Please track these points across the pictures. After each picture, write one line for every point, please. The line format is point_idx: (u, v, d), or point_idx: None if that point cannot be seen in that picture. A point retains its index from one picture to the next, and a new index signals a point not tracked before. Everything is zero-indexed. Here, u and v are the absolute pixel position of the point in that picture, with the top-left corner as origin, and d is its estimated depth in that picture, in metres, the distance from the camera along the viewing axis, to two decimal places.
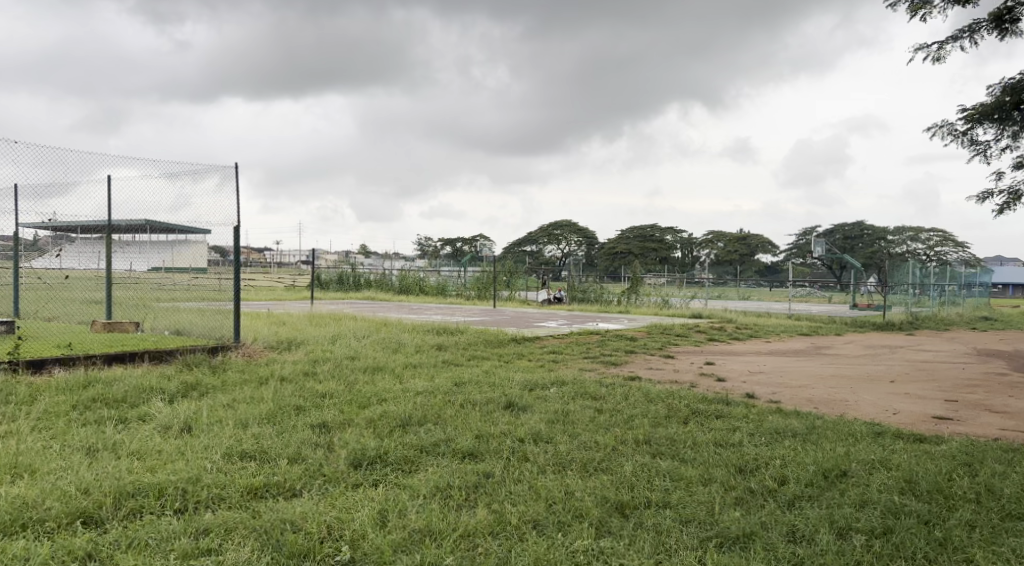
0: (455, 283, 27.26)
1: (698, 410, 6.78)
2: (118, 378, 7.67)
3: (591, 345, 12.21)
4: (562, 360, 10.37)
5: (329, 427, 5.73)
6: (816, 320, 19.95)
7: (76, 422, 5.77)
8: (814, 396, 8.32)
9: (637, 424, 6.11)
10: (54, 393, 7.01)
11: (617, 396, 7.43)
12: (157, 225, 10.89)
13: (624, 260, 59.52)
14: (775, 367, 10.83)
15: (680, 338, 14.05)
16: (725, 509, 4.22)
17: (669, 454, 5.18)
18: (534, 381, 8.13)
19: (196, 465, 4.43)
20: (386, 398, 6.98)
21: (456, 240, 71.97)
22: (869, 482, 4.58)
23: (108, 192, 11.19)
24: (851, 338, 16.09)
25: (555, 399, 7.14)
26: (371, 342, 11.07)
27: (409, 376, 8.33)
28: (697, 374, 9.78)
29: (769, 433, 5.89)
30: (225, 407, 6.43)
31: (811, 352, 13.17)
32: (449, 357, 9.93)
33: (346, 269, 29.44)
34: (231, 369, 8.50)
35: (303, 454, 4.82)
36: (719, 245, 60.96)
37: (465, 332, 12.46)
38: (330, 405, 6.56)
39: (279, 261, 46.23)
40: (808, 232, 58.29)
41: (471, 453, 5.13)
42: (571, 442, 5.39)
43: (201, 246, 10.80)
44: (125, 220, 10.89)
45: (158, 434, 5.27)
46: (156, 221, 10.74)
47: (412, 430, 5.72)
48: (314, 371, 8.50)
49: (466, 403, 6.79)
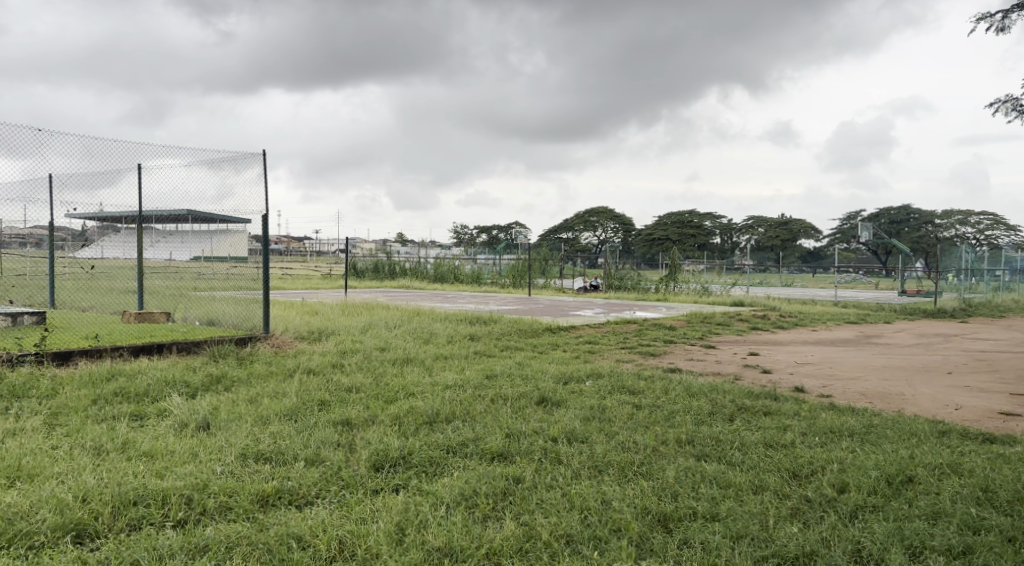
0: (490, 272, 26.98)
1: (743, 406, 6.37)
2: (142, 371, 7.46)
3: (628, 334, 11.82)
4: (599, 351, 9.98)
5: (352, 425, 5.43)
6: (864, 307, 19.24)
7: (92, 418, 5.56)
8: (868, 390, 7.83)
9: (679, 422, 5.72)
10: (75, 387, 6.82)
11: (656, 390, 7.03)
12: (199, 216, 10.75)
13: (662, 246, 58.70)
14: (822, 357, 10.32)
15: (721, 328, 13.56)
16: (780, 523, 3.83)
17: (715, 457, 4.80)
18: (569, 374, 7.77)
19: (206, 469, 4.16)
20: (414, 392, 6.68)
21: (492, 228, 71.74)
22: (940, 490, 4.16)
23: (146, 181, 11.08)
24: (901, 326, 15.41)
25: (591, 394, 6.77)
26: (402, 332, 10.79)
27: (439, 369, 8.01)
28: (740, 366, 9.33)
29: (824, 432, 5.46)
30: (248, 402, 6.17)
31: (860, 341, 12.58)
32: (481, 348, 9.60)
33: (381, 257, 29.33)
34: (258, 361, 8.28)
35: (321, 454, 4.53)
36: (760, 230, 59.81)
37: (498, 322, 12.13)
38: (354, 400, 6.27)
39: (316, 250, 46.44)
40: (853, 217, 56.86)
41: (501, 454, 4.80)
42: (609, 442, 5.03)
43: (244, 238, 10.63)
44: (166, 210, 10.77)
45: (173, 432, 5.02)
46: (196, 212, 10.56)
47: (439, 428, 5.40)
48: (342, 363, 8.24)
49: (497, 398, 6.45)
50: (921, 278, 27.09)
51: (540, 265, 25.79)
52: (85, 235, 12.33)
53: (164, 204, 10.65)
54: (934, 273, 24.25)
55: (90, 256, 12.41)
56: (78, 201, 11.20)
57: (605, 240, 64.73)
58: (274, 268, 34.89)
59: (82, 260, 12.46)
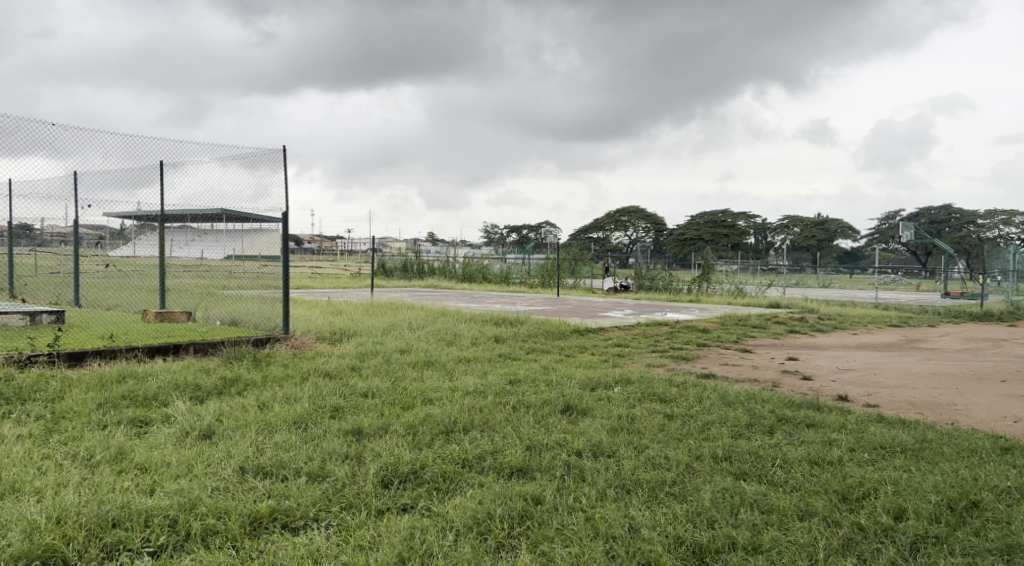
0: (519, 271, 26.61)
1: (783, 417, 5.94)
2: (154, 374, 7.19)
3: (660, 337, 11.39)
4: (629, 355, 9.54)
5: (364, 434, 5.10)
6: (906, 309, 18.56)
7: (94, 424, 5.28)
8: (916, 399, 7.34)
9: (714, 434, 5.31)
10: (84, 389, 6.56)
11: (690, 399, 6.60)
12: (233, 215, 10.48)
13: (694, 247, 57.93)
14: (866, 364, 9.81)
15: (757, 331, 13.04)
16: (831, 557, 3.45)
17: (756, 477, 4.40)
18: (596, 380, 7.37)
19: (197, 487, 3.87)
20: (433, 398, 6.33)
21: (522, 227, 71.40)
22: (1009, 520, 3.74)
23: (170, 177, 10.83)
24: (946, 330, 14.78)
25: (619, 402, 6.37)
26: (426, 333, 10.46)
27: (460, 373, 7.65)
28: (778, 372, 8.87)
29: (873, 449, 5.03)
30: (257, 407, 5.87)
31: (904, 346, 12.00)
32: (506, 351, 9.24)
33: (410, 256, 29.08)
34: (274, 363, 8.00)
35: (326, 469, 4.20)
36: (796, 230, 58.73)
37: (525, 323, 11.77)
38: (369, 407, 5.94)
39: (346, 248, 46.44)
40: (891, 217, 55.59)
41: (520, 469, 4.44)
42: (637, 457, 4.65)
43: (273, 236, 10.44)
44: (193, 207, 10.50)
45: (172, 441, 4.72)
46: (230, 212, 10.34)
47: (456, 438, 5.06)
48: (361, 366, 7.92)
49: (518, 406, 6.08)
50: (965, 279, 26.10)
51: (569, 265, 25.37)
52: (123, 234, 12.35)
53: (193, 201, 10.45)
54: (978, 275, 23.36)
55: (123, 253, 12.31)
56: (117, 199, 11.14)
57: (637, 240, 64.03)
58: (304, 266, 34.90)
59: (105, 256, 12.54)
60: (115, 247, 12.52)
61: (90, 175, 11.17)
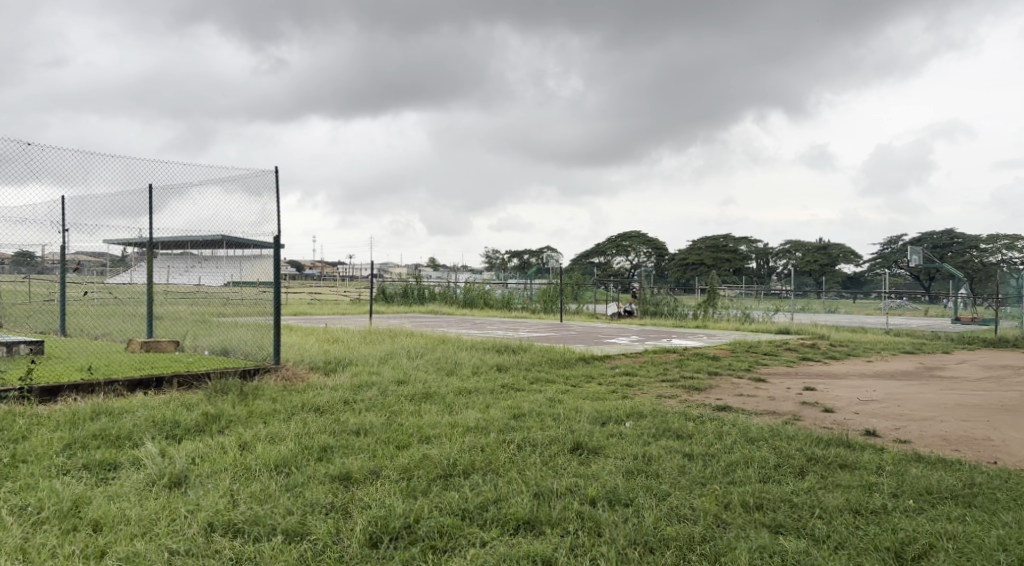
0: (520, 296, 26.17)
1: (813, 456, 5.44)
2: (131, 409, 6.67)
3: (668, 365, 10.89)
4: (638, 385, 9.01)
5: (353, 480, 4.60)
6: (918, 336, 18.04)
7: (56, 469, 4.79)
8: (948, 434, 6.85)
9: (740, 478, 4.80)
10: (53, 427, 6.05)
11: (709, 435, 6.09)
12: (235, 243, 10.02)
13: (697, 271, 57.49)
14: (887, 394, 9.29)
15: (770, 358, 12.51)
16: None
17: (793, 531, 3.96)
18: (606, 414, 6.84)
19: (153, 553, 3.48)
20: (430, 436, 5.82)
21: (522, 253, 70.99)
22: None
23: (164, 203, 10.39)
24: (963, 357, 14.23)
25: (632, 439, 5.87)
26: (425, 362, 9.96)
27: (460, 407, 7.14)
28: (797, 403, 8.34)
29: (918, 494, 4.55)
30: (237, 448, 5.36)
31: (923, 374, 11.47)
32: (509, 381, 8.71)
33: (410, 282, 28.63)
34: (263, 396, 7.49)
35: (306, 525, 3.77)
36: (798, 255, 58.36)
37: (529, 350, 11.27)
38: (360, 447, 5.42)
39: (346, 274, 45.98)
40: (894, 242, 55.21)
41: (528, 521, 3.98)
42: (659, 506, 4.15)
43: (264, 262, 9.98)
44: (189, 234, 10.05)
45: (136, 490, 4.23)
46: (232, 240, 9.90)
47: (456, 484, 4.56)
48: (354, 399, 7.40)
49: (523, 445, 5.57)
50: (974, 304, 25.54)
51: (572, 290, 24.87)
52: (124, 260, 11.47)
53: (193, 226, 10.02)
54: (989, 301, 22.84)
55: (122, 279, 11.64)
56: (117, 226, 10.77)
57: (638, 265, 63.56)
58: (304, 292, 34.41)
59: (110, 286, 11.89)
60: (117, 274, 11.80)
61: (90, 198, 10.68)
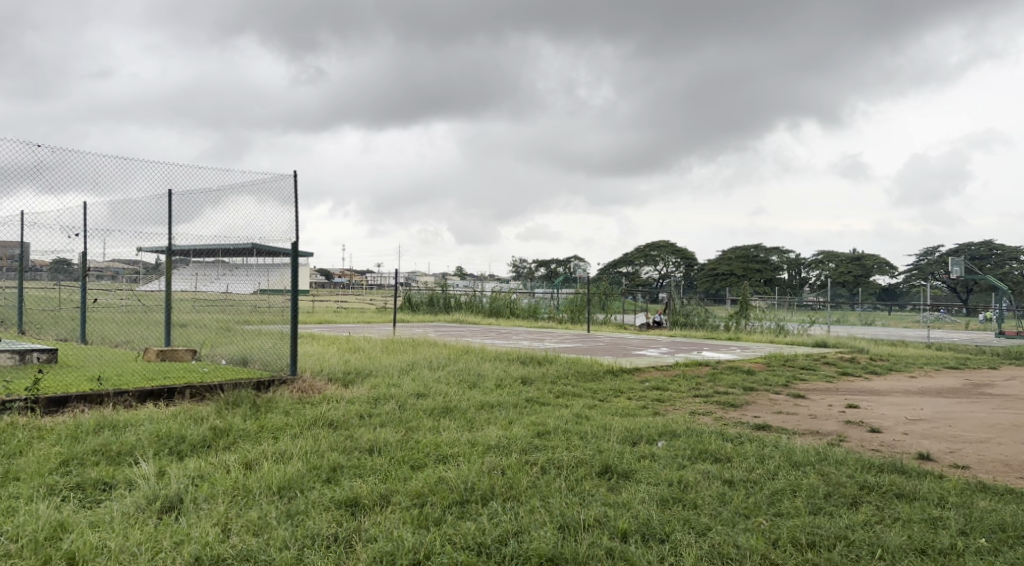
0: (547, 305, 25.73)
1: (865, 483, 4.95)
2: (137, 423, 6.34)
3: (701, 379, 10.38)
4: (670, 401, 8.54)
5: (362, 505, 4.22)
6: (962, 350, 17.28)
7: (49, 489, 4.48)
8: (1009, 459, 6.30)
9: (787, 509, 4.35)
10: (54, 441, 5.74)
11: (749, 458, 5.62)
12: (264, 248, 9.68)
13: (727, 281, 56.60)
14: (936, 413, 8.71)
15: (808, 373, 11.93)
16: None
17: None
18: (638, 433, 6.39)
19: None
20: (448, 456, 5.41)
21: (549, 262, 70.49)
22: None
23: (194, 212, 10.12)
24: (1011, 373, 13.50)
25: (666, 462, 5.42)
26: (447, 374, 9.56)
27: (480, 423, 6.72)
28: (841, 423, 7.80)
29: (990, 531, 4.07)
30: (241, 467, 5.01)
31: (972, 391, 10.83)
32: (534, 395, 8.28)
33: (437, 291, 28.34)
34: (275, 410, 7.14)
35: (303, 561, 3.52)
36: (831, 266, 57.21)
37: (555, 362, 10.82)
38: (372, 467, 5.04)
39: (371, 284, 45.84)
40: (930, 254, 53.92)
41: (551, 558, 3.62)
42: (699, 544, 3.76)
43: (284, 270, 9.75)
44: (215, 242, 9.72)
45: (126, 516, 3.92)
46: (263, 246, 9.55)
47: (472, 512, 4.17)
48: (371, 414, 7.02)
49: (547, 467, 5.15)
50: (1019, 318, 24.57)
51: (600, 300, 24.33)
52: (157, 267, 11.10)
53: (224, 236, 9.59)
54: None
55: (150, 288, 11.28)
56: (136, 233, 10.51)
57: (667, 275, 62.76)
58: (329, 300, 34.26)
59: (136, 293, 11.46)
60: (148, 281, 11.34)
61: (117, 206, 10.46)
